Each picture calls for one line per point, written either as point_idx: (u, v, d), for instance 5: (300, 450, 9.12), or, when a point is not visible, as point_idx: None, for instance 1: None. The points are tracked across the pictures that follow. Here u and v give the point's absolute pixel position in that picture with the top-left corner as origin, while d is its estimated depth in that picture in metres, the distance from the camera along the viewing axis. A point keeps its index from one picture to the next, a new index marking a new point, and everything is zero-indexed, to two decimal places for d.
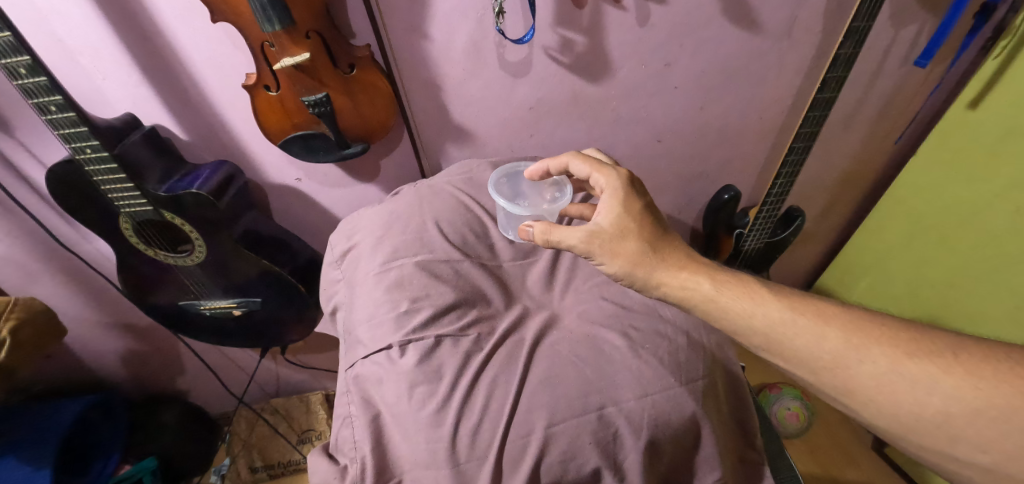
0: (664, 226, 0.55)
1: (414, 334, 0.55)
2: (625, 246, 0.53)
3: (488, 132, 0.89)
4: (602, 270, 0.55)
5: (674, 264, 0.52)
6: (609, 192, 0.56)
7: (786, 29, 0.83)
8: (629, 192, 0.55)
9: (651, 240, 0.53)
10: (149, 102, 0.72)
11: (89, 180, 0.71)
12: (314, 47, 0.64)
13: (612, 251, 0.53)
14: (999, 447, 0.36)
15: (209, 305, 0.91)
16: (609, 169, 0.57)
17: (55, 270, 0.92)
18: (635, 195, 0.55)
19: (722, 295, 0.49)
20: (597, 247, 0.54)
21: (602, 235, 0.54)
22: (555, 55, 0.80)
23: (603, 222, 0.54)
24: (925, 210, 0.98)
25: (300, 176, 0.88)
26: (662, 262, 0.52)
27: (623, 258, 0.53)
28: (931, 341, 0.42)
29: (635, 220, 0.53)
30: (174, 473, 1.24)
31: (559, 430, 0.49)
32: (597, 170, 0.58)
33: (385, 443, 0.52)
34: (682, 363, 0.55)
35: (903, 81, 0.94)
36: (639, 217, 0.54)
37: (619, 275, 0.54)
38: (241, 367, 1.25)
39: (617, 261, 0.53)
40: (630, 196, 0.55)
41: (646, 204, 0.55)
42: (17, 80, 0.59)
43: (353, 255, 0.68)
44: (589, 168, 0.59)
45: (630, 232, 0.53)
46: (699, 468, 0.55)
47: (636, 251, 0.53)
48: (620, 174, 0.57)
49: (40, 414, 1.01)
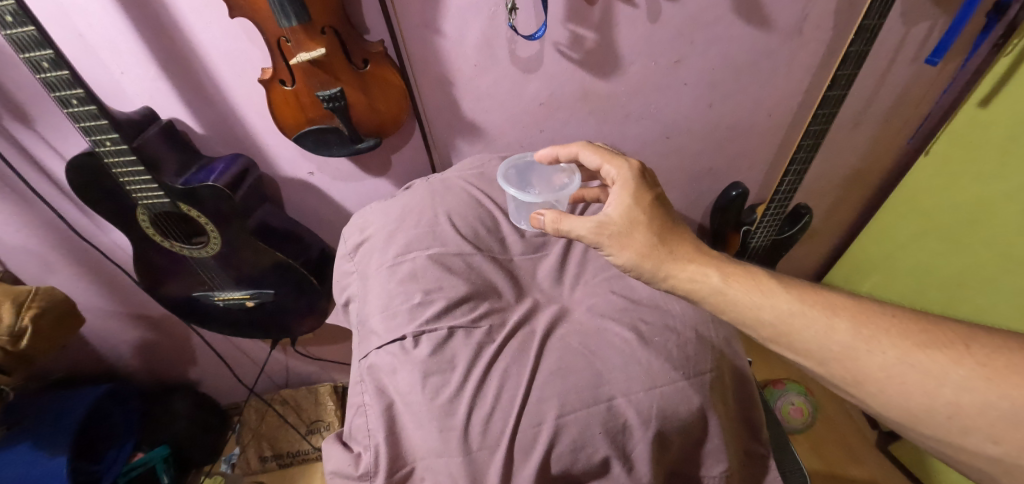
0: (672, 219, 0.56)
1: (427, 325, 0.56)
2: (634, 238, 0.54)
3: (499, 128, 0.90)
4: (612, 261, 0.56)
5: (682, 255, 0.53)
6: (619, 184, 0.57)
7: (796, 26, 0.83)
8: (639, 185, 0.57)
9: (658, 232, 0.54)
10: (167, 96, 0.74)
11: (109, 171, 0.72)
12: (329, 43, 0.65)
13: (621, 242, 0.54)
14: (1012, 438, 0.36)
15: (223, 296, 0.92)
16: (620, 160, 0.59)
17: (72, 261, 0.94)
18: (644, 189, 0.57)
19: (730, 286, 0.50)
20: (606, 239, 0.55)
21: (611, 226, 0.55)
22: (566, 52, 0.81)
23: (613, 214, 0.55)
24: (935, 208, 0.98)
25: (313, 170, 0.89)
26: (670, 254, 0.53)
27: (632, 249, 0.54)
28: (943, 333, 0.41)
29: (645, 213, 0.55)
30: (185, 461, 1.27)
31: (570, 420, 0.50)
32: (609, 161, 0.60)
33: (398, 431, 0.54)
34: (690, 356, 0.55)
35: (914, 79, 0.94)
36: (648, 211, 0.55)
37: (628, 266, 0.55)
38: (252, 359, 1.27)
39: (625, 252, 0.54)
40: (640, 188, 0.57)
41: (655, 195, 0.57)
42: (40, 74, 0.60)
43: (365, 248, 0.70)
44: (600, 158, 0.61)
45: (639, 224, 0.54)
46: (706, 459, 0.56)
47: (645, 242, 0.54)
48: (630, 165, 0.59)
49: (58, 400, 1.03)
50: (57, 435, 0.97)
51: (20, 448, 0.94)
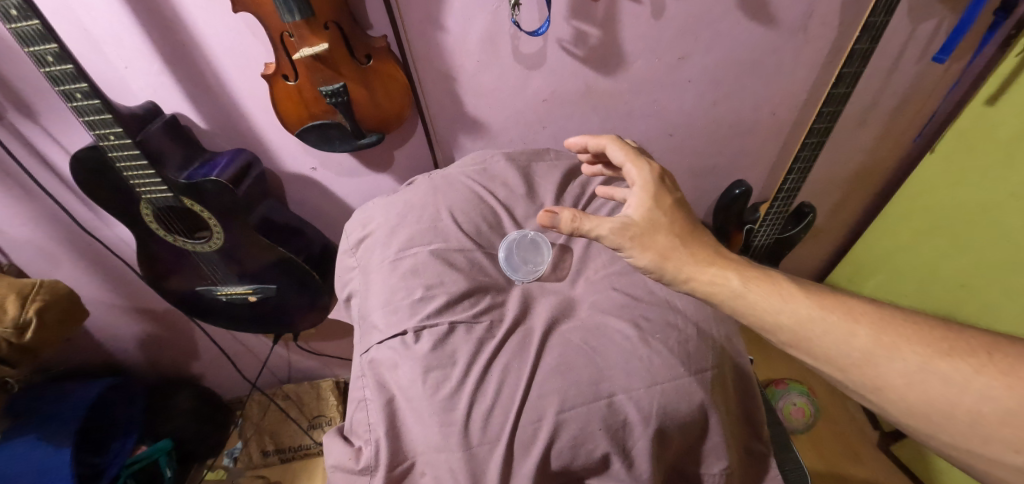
0: (693, 222, 0.56)
1: (429, 320, 0.56)
2: (655, 239, 0.53)
3: (501, 124, 0.90)
4: (631, 263, 0.55)
5: (702, 258, 0.52)
6: (640, 186, 0.57)
7: (802, 23, 0.82)
8: (659, 187, 0.57)
9: (678, 233, 0.54)
10: (171, 91, 0.74)
11: (112, 166, 0.72)
12: (332, 38, 0.65)
13: (642, 244, 0.53)
14: None
15: (225, 291, 0.93)
16: (643, 162, 0.59)
17: (76, 255, 0.95)
18: (665, 191, 0.57)
19: (750, 287, 0.49)
20: (627, 240, 0.54)
21: (633, 227, 0.54)
22: (569, 48, 0.80)
23: (634, 215, 0.55)
24: (941, 208, 0.98)
25: (315, 165, 0.89)
26: (690, 256, 0.52)
27: (653, 250, 0.53)
28: (964, 341, 0.41)
29: (665, 215, 0.55)
30: (186, 455, 1.29)
31: (570, 416, 0.49)
32: (632, 161, 0.59)
33: (399, 425, 0.54)
34: (692, 353, 0.55)
35: (920, 77, 0.93)
36: (669, 213, 0.55)
37: (648, 268, 0.54)
38: (254, 354, 1.28)
39: (646, 253, 0.53)
40: (661, 191, 0.57)
41: (676, 200, 0.57)
42: (45, 68, 0.60)
43: (368, 243, 0.69)
44: (626, 157, 0.60)
45: (660, 226, 0.54)
46: (706, 457, 0.56)
47: (665, 244, 0.53)
48: (652, 168, 0.59)
49: (63, 393, 1.04)
50: (63, 428, 0.97)
51: (24, 440, 0.95)
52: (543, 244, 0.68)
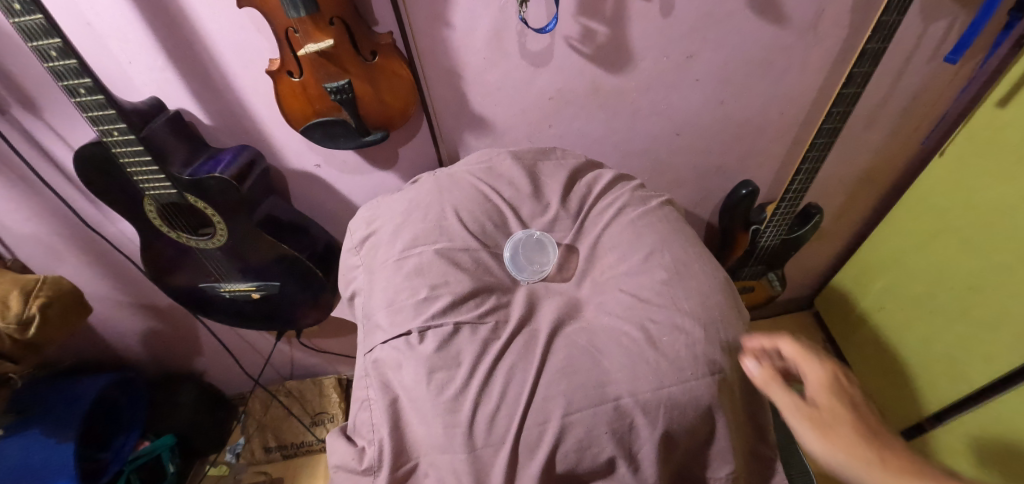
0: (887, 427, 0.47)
1: (433, 320, 0.56)
2: (840, 431, 0.46)
3: (507, 122, 0.89)
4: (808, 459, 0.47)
5: (904, 465, 0.43)
6: (816, 382, 0.51)
7: (813, 22, 0.81)
8: (841, 388, 0.50)
9: (867, 431, 0.46)
10: (174, 86, 0.73)
11: (116, 161, 0.72)
12: (337, 34, 0.64)
13: (824, 435, 0.46)
14: None
15: (228, 288, 0.92)
16: (821, 362, 0.53)
17: (80, 250, 0.94)
18: (848, 392, 0.50)
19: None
20: (807, 424, 0.47)
21: (813, 411, 0.48)
22: (577, 45, 0.79)
23: (815, 399, 0.49)
24: (951, 211, 0.97)
25: (319, 162, 0.88)
26: (880, 459, 0.44)
27: (838, 446, 0.45)
28: None
29: (852, 409, 0.48)
30: (190, 449, 1.30)
31: (576, 419, 0.49)
32: (807, 357, 0.53)
33: (403, 425, 0.54)
34: (701, 356, 0.53)
35: (932, 77, 0.92)
36: (858, 412, 0.48)
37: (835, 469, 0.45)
38: (257, 350, 1.28)
39: (829, 446, 0.45)
40: (844, 389, 0.50)
41: (863, 405, 0.49)
42: (48, 63, 0.60)
43: (373, 241, 0.69)
44: (799, 353, 0.54)
45: (845, 419, 0.47)
46: (712, 461, 0.55)
47: (852, 438, 0.45)
48: (831, 367, 0.52)
49: (67, 387, 1.04)
50: (66, 423, 0.98)
51: (30, 434, 0.95)
52: (549, 243, 0.67)
